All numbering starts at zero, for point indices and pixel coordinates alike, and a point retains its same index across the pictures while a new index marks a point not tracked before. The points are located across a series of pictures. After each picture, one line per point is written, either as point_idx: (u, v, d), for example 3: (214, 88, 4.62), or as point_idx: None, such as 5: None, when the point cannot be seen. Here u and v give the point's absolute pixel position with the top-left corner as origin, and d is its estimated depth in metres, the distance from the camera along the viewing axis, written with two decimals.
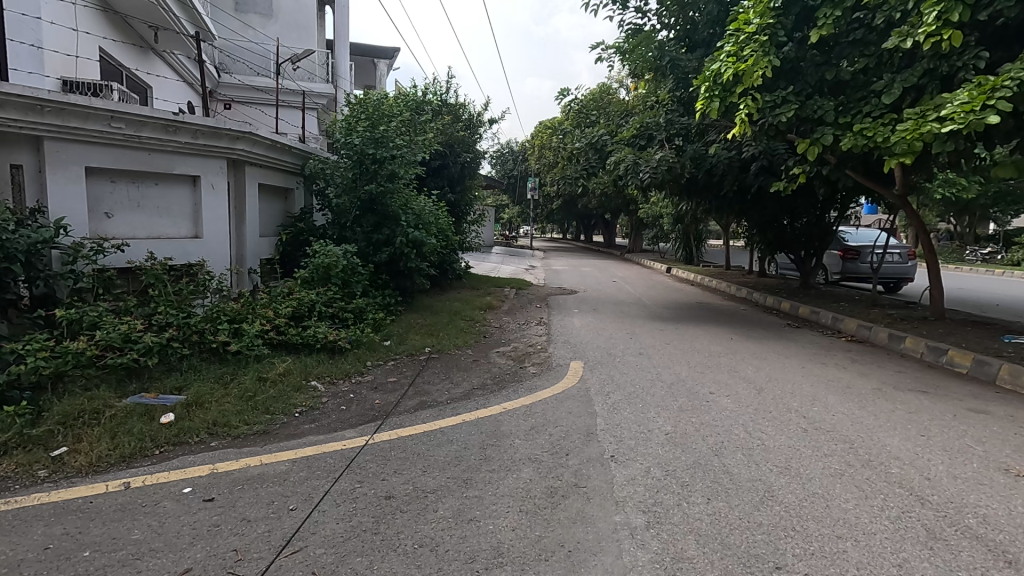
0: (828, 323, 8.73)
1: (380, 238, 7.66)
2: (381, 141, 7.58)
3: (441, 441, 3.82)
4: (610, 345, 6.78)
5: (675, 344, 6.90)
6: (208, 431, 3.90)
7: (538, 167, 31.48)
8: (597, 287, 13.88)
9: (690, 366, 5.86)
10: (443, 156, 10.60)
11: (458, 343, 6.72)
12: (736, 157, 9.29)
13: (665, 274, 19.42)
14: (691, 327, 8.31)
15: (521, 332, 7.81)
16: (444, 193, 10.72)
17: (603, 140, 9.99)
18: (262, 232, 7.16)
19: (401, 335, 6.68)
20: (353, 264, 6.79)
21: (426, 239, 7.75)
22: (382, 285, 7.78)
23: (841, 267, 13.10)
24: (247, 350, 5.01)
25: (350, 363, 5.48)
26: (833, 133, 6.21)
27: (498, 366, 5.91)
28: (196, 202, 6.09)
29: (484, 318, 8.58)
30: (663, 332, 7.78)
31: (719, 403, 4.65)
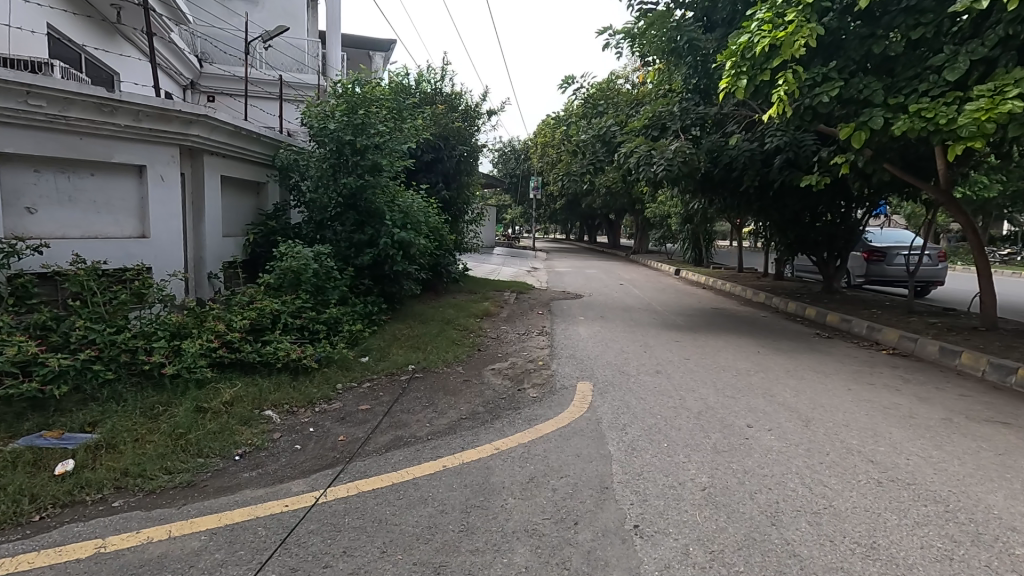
0: (864, 334, 7.82)
1: (362, 238, 6.83)
2: (363, 128, 6.76)
3: (412, 500, 2.96)
4: (622, 361, 5.90)
5: (696, 360, 6.01)
6: (114, 486, 3.04)
7: (541, 165, 30.62)
8: (603, 291, 12.99)
9: (717, 388, 4.99)
10: (436, 149, 9.74)
11: (447, 359, 5.86)
12: (758, 149, 8.38)
13: (674, 276, 18.50)
14: (711, 338, 7.41)
15: (520, 344, 6.94)
16: (438, 190, 9.87)
17: (611, 130, 9.06)
18: (226, 232, 6.30)
19: (382, 349, 5.83)
20: (327, 268, 5.94)
21: (414, 239, 6.92)
22: (365, 290, 6.93)
23: (866, 270, 12.20)
24: (188, 373, 4.14)
25: (315, 387, 4.62)
26: (884, 115, 5.33)
27: (492, 388, 5.04)
28: (142, 196, 5.24)
29: (479, 327, 7.70)
30: (682, 345, 6.89)
31: (762, 440, 3.77)
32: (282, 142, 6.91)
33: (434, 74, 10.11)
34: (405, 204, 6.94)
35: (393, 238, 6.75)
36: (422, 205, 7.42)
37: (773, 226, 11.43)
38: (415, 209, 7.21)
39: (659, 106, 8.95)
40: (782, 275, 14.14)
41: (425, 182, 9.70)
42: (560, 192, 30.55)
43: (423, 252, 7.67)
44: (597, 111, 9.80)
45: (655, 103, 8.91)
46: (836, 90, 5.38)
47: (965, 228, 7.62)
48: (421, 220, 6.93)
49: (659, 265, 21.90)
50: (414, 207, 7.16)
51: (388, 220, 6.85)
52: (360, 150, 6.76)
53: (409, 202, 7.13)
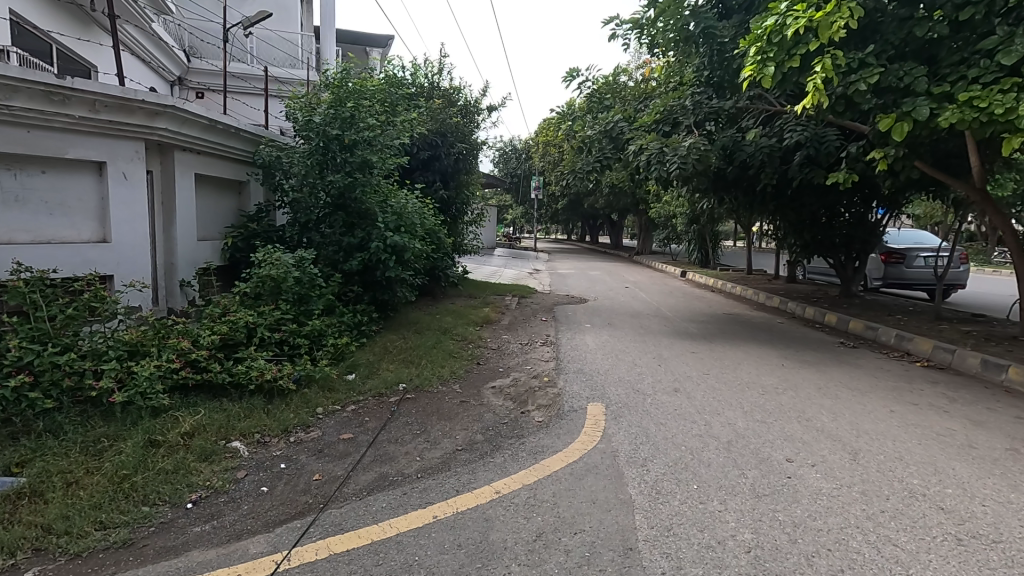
0: (892, 344, 7.27)
1: (351, 241, 6.30)
2: (351, 121, 6.24)
3: (394, 566, 2.43)
4: (636, 377, 5.35)
5: (716, 376, 5.47)
6: (31, 549, 2.52)
7: (542, 165, 30.09)
8: (609, 294, 12.44)
9: (746, 411, 4.44)
10: (434, 146, 9.19)
11: (442, 375, 5.31)
12: (777, 145, 7.84)
13: (681, 278, 17.95)
14: (729, 348, 6.86)
15: (523, 356, 6.39)
16: (436, 189, 9.33)
17: (618, 126, 8.48)
18: (201, 236, 5.76)
19: (369, 364, 5.29)
20: (310, 275, 5.39)
21: (408, 242, 6.38)
22: (354, 298, 6.40)
23: (884, 272, 11.64)
24: (142, 399, 3.61)
25: (291, 412, 4.08)
26: (928, 105, 4.79)
27: (492, 411, 4.49)
28: (103, 196, 4.70)
29: (479, 337, 7.15)
30: (699, 357, 6.33)
31: (808, 481, 3.23)
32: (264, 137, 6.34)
33: (432, 67, 9.56)
34: (400, 204, 6.41)
35: (385, 241, 6.21)
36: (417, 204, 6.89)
37: (788, 227, 10.87)
38: (411, 209, 6.66)
39: (670, 99, 8.38)
40: (795, 278, 13.58)
41: (422, 181, 9.15)
42: (562, 192, 29.99)
43: (417, 256, 7.12)
44: (603, 106, 9.19)
45: (667, 97, 8.35)
46: (876, 76, 4.84)
47: (1002, 228, 7.08)
48: (418, 221, 6.39)
49: (665, 267, 21.33)
50: (409, 206, 6.61)
51: (379, 222, 6.31)
52: (349, 145, 6.24)
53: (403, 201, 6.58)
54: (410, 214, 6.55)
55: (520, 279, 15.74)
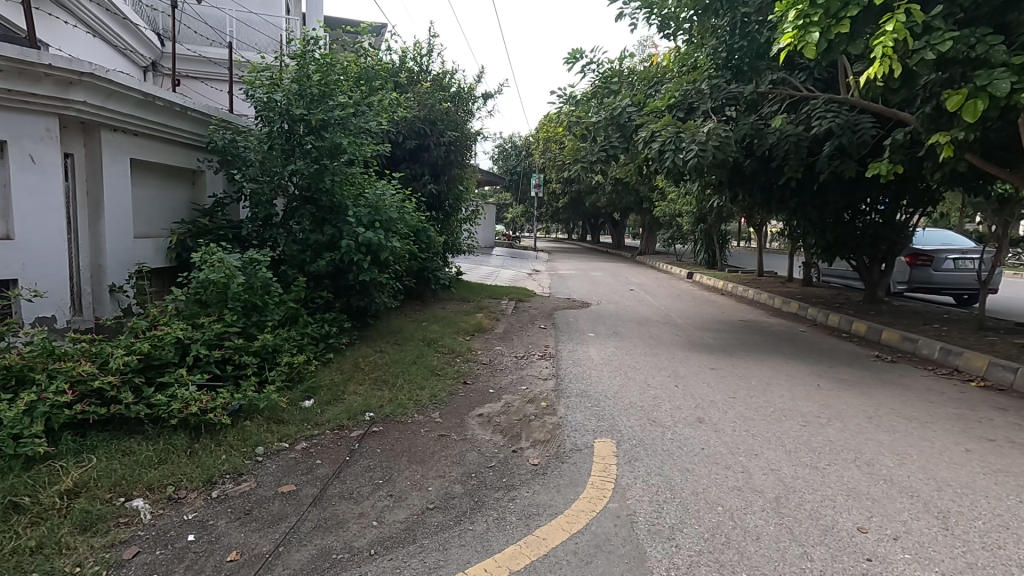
0: (937, 359, 6.42)
1: (319, 239, 5.49)
2: (319, 99, 5.45)
3: None
4: (652, 403, 4.50)
5: (744, 401, 4.63)
6: None
7: (543, 161, 29.26)
8: (613, 298, 11.60)
9: (789, 452, 3.61)
10: (421, 135, 8.33)
11: (420, 399, 4.47)
12: (805, 134, 6.98)
13: (687, 279, 17.10)
14: (754, 364, 6.02)
15: (518, 373, 5.54)
16: (424, 182, 8.47)
17: (625, 111, 7.58)
18: (139, 232, 4.90)
19: (334, 385, 4.47)
20: (264, 279, 4.54)
21: (386, 241, 5.57)
22: (323, 306, 5.58)
23: (910, 275, 10.81)
24: (12, 446, 2.76)
25: (220, 454, 3.24)
26: (1011, 78, 3.93)
27: (477, 450, 3.66)
28: (4, 182, 3.85)
29: (470, 349, 6.31)
30: (721, 376, 5.48)
31: (896, 567, 2.39)
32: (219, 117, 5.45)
33: (419, 48, 8.70)
34: (376, 195, 5.60)
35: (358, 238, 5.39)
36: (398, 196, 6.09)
37: (807, 226, 10.02)
38: (391, 202, 5.86)
39: (684, 82, 7.55)
40: (810, 280, 12.73)
41: (408, 173, 8.29)
42: (562, 189, 29.13)
43: (398, 257, 6.30)
44: (609, 90, 8.27)
45: (680, 79, 7.51)
46: (948, 42, 3.98)
47: None
48: (399, 216, 5.58)
49: (669, 267, 20.45)
50: (387, 198, 5.79)
51: (351, 216, 5.50)
52: (318, 128, 5.46)
53: (380, 192, 5.77)
54: (390, 208, 5.73)
55: (518, 280, 14.90)
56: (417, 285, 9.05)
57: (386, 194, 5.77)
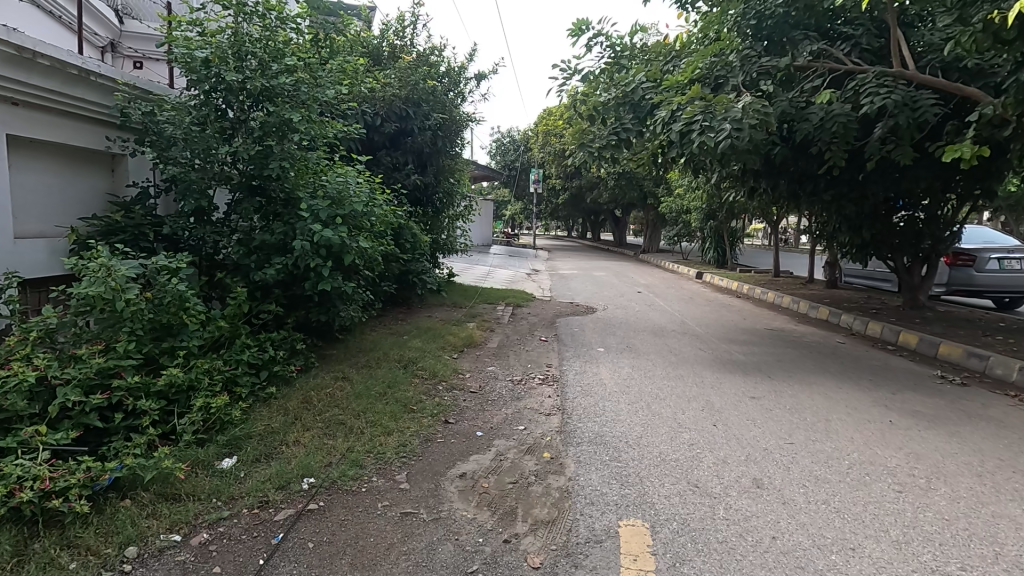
0: (1018, 383, 5.35)
1: (266, 240, 4.42)
2: (262, 64, 4.40)
3: None
4: (690, 457, 3.42)
5: (805, 451, 3.57)
6: None
7: (543, 155, 28.26)
8: (620, 302, 10.55)
9: (896, 543, 2.55)
10: (404, 118, 7.23)
11: (383, 451, 3.41)
12: (854, 113, 5.89)
13: (698, 279, 16.07)
14: (801, 391, 4.94)
15: (514, 407, 4.47)
16: (407, 172, 7.37)
17: (640, 87, 6.46)
18: (22, 231, 3.79)
19: (267, 433, 3.39)
20: (178, 293, 3.44)
21: (348, 241, 4.50)
22: (271, 323, 4.51)
23: (948, 278, 9.73)
24: None
25: (61, 567, 2.15)
26: None
27: (454, 539, 2.60)
28: None
29: (456, 372, 5.22)
30: (767, 409, 4.40)
31: None
32: (130, 82, 4.23)
33: (402, 18, 7.56)
34: (336, 181, 4.54)
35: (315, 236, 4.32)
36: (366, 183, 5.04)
37: (839, 223, 8.92)
38: (357, 190, 4.80)
39: (709, 54, 6.44)
40: (834, 282, 11.65)
41: (388, 161, 7.17)
42: (562, 185, 27.99)
43: (368, 260, 5.23)
44: (620, 65, 7.09)
45: (704, 51, 6.40)
46: None
47: None
48: (367, 209, 4.54)
49: (676, 266, 19.32)
50: (352, 186, 4.73)
51: (304, 209, 4.42)
52: (261, 100, 4.41)
53: (342, 178, 4.72)
54: (357, 199, 4.66)
55: (517, 281, 13.80)
56: (401, 290, 8.00)
57: (349, 180, 4.71)
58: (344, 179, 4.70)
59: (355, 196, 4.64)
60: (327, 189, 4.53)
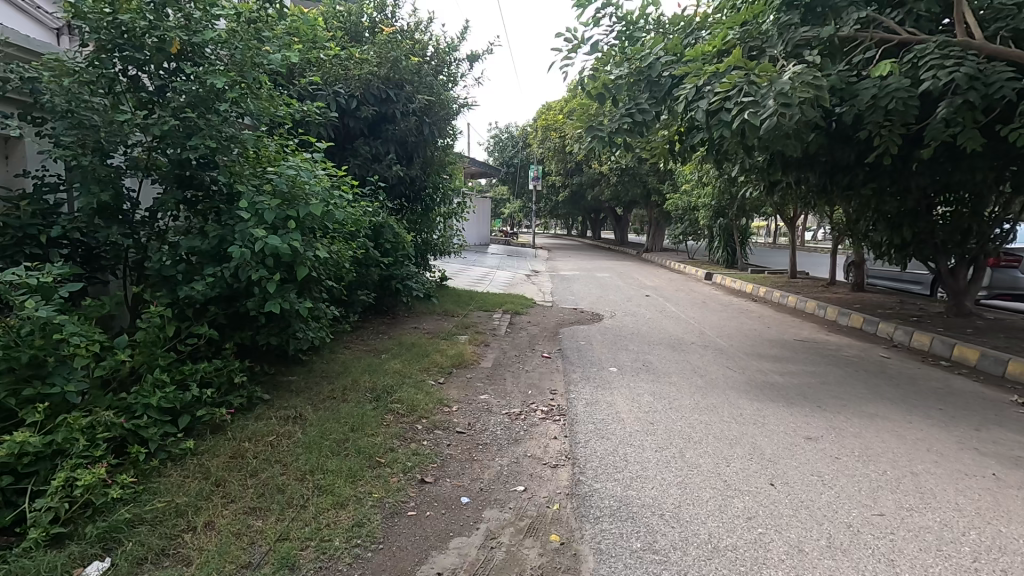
0: None
1: (195, 245, 3.48)
2: (189, 20, 3.48)
3: None
4: (752, 545, 2.49)
5: (905, 532, 2.63)
6: None
7: (541, 151, 27.33)
8: (629, 308, 9.61)
9: None
10: (384, 101, 6.28)
11: (330, 539, 2.46)
12: (914, 90, 4.95)
13: (708, 280, 15.14)
14: (865, 428, 4.00)
15: (512, 455, 3.53)
16: (388, 163, 6.43)
17: (659, 60, 5.51)
18: None
19: (169, 512, 2.45)
20: (48, 319, 2.52)
21: (300, 246, 3.55)
22: (202, 350, 3.55)
23: (990, 280, 8.80)
24: None
25: None
26: None
27: None
28: None
29: (440, 405, 4.27)
30: (832, 458, 3.46)
31: None
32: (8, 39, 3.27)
33: None
34: (281, 166, 3.60)
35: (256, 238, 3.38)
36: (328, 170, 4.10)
37: (874, 221, 7.99)
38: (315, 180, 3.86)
39: (737, 22, 5.49)
40: (861, 285, 10.71)
41: (366, 150, 6.22)
42: (561, 182, 26.98)
43: (331, 267, 4.29)
44: (632, 38, 6.12)
45: (733, 18, 5.44)
46: None
47: None
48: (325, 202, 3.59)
49: (682, 266, 18.35)
50: (307, 174, 3.78)
51: (243, 205, 3.48)
52: (188, 67, 3.48)
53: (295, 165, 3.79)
54: (315, 190, 3.72)
55: (514, 283, 12.86)
56: (384, 298, 7.07)
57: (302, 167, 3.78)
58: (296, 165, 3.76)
59: (310, 187, 3.70)
60: (271, 177, 3.59)
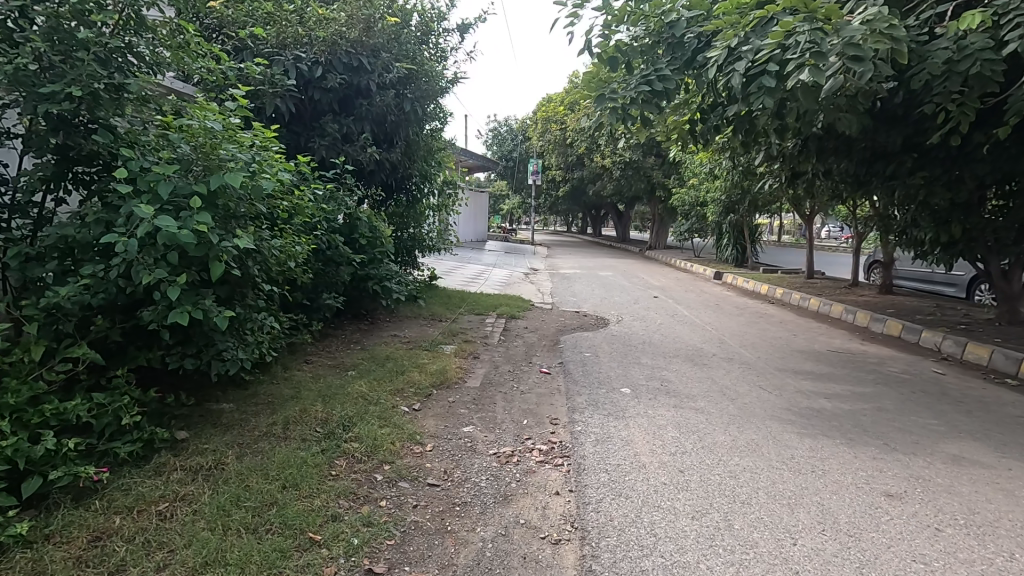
0: None
1: (69, 234, 2.56)
2: None
3: None
4: None
5: None
6: None
7: (541, 144, 26.40)
8: (637, 311, 8.72)
9: None
10: (355, 70, 5.37)
11: None
12: (999, 51, 4.03)
13: (718, 280, 14.25)
14: (957, 479, 3.09)
15: (499, 522, 2.62)
16: (361, 144, 5.52)
17: (684, 18, 4.61)
18: None
19: None
20: None
21: (215, 236, 2.64)
22: (85, 378, 2.64)
23: None
24: None
25: None
26: None
27: None
28: None
29: (410, 443, 3.36)
30: (934, 531, 2.55)
31: None
32: None
33: None
34: (175, 117, 2.68)
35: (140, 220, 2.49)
36: (257, 133, 3.18)
37: (914, 216, 7.08)
38: (233, 143, 2.94)
39: None
40: (890, 287, 9.80)
41: (334, 128, 5.31)
42: (561, 177, 26.02)
43: (270, 265, 3.37)
44: None
45: None
46: None
47: None
48: (239, 171, 2.67)
49: (688, 265, 17.44)
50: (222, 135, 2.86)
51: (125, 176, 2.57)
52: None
53: (203, 120, 2.86)
54: (230, 155, 2.80)
55: (512, 282, 11.94)
56: (360, 300, 6.17)
57: (214, 124, 2.85)
58: (204, 121, 2.84)
59: (223, 150, 2.77)
60: (164, 134, 2.67)
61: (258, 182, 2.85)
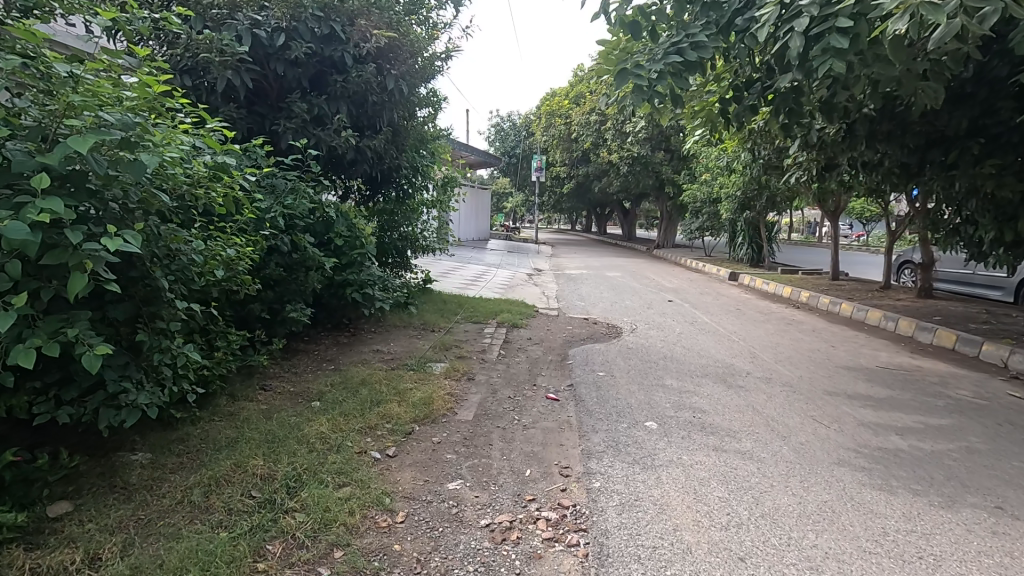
0: None
1: None
2: None
3: None
4: None
5: None
6: None
7: (546, 139, 25.56)
8: (653, 318, 7.86)
9: None
10: (326, 39, 4.55)
11: None
12: None
13: (734, 281, 13.38)
14: None
15: None
16: (335, 127, 4.65)
17: None
18: None
19: None
20: None
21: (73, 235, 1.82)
22: None
23: None
24: None
25: None
26: None
27: None
28: None
29: (376, 511, 2.53)
30: None
31: None
32: None
33: None
34: (7, 62, 1.86)
35: None
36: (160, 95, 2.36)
37: (972, 212, 6.21)
38: (116, 104, 2.14)
39: None
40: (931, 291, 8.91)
41: (302, 108, 4.48)
42: (565, 173, 25.16)
43: (188, 274, 2.54)
44: None
45: None
46: None
47: None
48: (106, 136, 1.85)
49: (700, 265, 16.57)
50: (95, 93, 2.04)
51: None
52: None
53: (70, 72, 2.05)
54: (102, 118, 1.98)
55: (515, 284, 11.10)
56: (338, 310, 5.34)
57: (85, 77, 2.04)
58: (70, 72, 2.03)
59: (88, 111, 1.94)
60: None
61: (145, 160, 2.02)
